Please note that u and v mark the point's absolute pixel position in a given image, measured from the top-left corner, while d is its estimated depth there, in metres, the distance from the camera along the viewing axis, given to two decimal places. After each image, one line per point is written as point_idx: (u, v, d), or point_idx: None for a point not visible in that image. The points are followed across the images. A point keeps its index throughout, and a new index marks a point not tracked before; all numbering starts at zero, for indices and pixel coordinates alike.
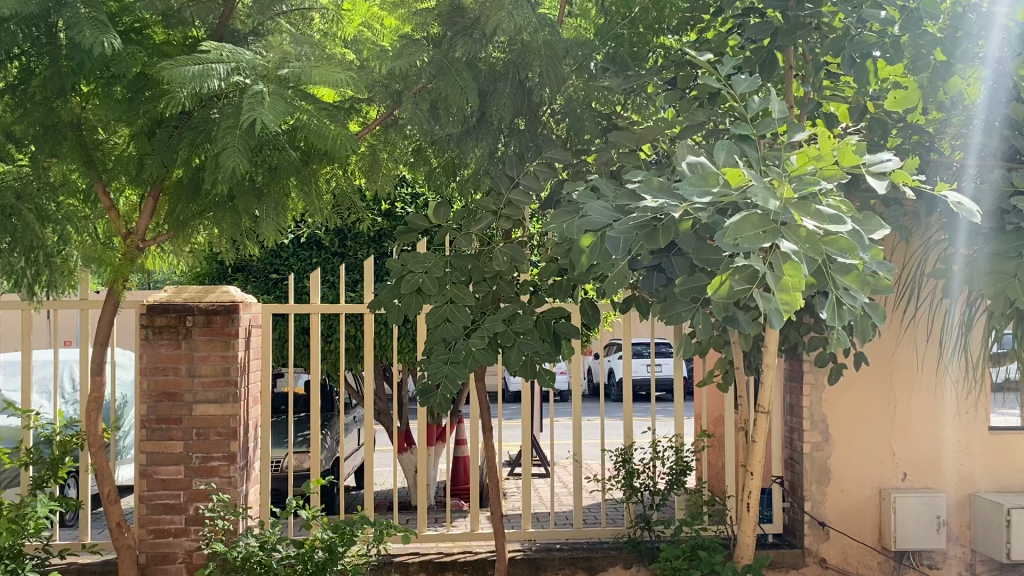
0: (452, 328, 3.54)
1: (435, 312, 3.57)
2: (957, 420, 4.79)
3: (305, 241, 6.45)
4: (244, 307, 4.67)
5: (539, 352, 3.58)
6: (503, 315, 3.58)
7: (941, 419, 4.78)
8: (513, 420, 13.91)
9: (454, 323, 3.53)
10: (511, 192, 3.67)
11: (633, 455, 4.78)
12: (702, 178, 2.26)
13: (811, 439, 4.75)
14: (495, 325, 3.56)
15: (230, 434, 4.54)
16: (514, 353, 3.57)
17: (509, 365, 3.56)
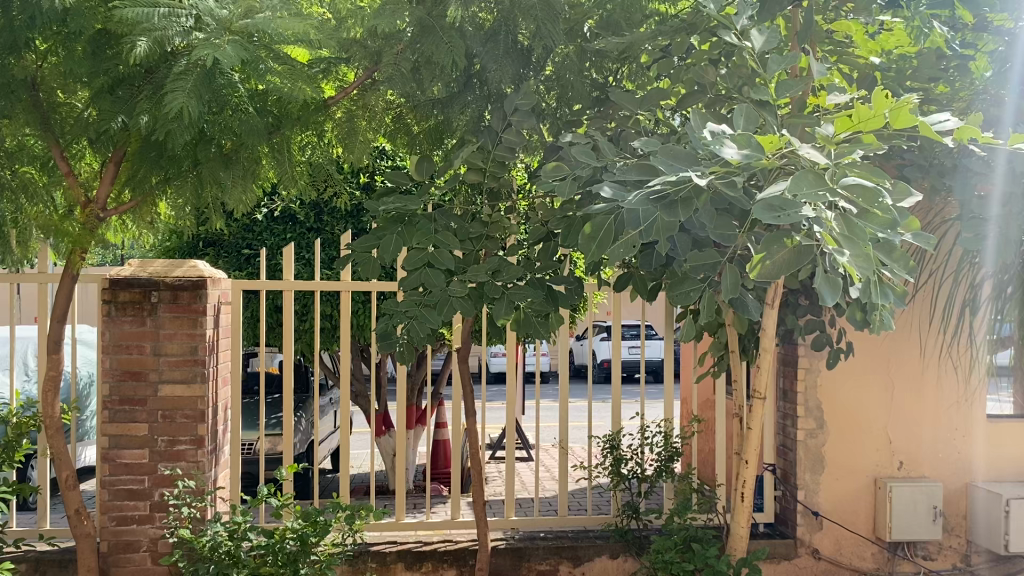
0: (434, 274, 3.24)
1: (416, 255, 3.26)
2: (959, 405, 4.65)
3: (280, 215, 6.22)
4: (214, 283, 4.41)
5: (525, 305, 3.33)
6: (494, 263, 3.29)
7: (941, 405, 4.63)
8: (494, 402, 13.73)
9: (437, 267, 3.25)
10: (499, 148, 3.45)
11: (621, 440, 4.59)
12: (733, 142, 2.07)
13: (806, 426, 4.58)
14: (482, 272, 3.26)
15: (198, 417, 4.29)
16: (502, 305, 3.29)
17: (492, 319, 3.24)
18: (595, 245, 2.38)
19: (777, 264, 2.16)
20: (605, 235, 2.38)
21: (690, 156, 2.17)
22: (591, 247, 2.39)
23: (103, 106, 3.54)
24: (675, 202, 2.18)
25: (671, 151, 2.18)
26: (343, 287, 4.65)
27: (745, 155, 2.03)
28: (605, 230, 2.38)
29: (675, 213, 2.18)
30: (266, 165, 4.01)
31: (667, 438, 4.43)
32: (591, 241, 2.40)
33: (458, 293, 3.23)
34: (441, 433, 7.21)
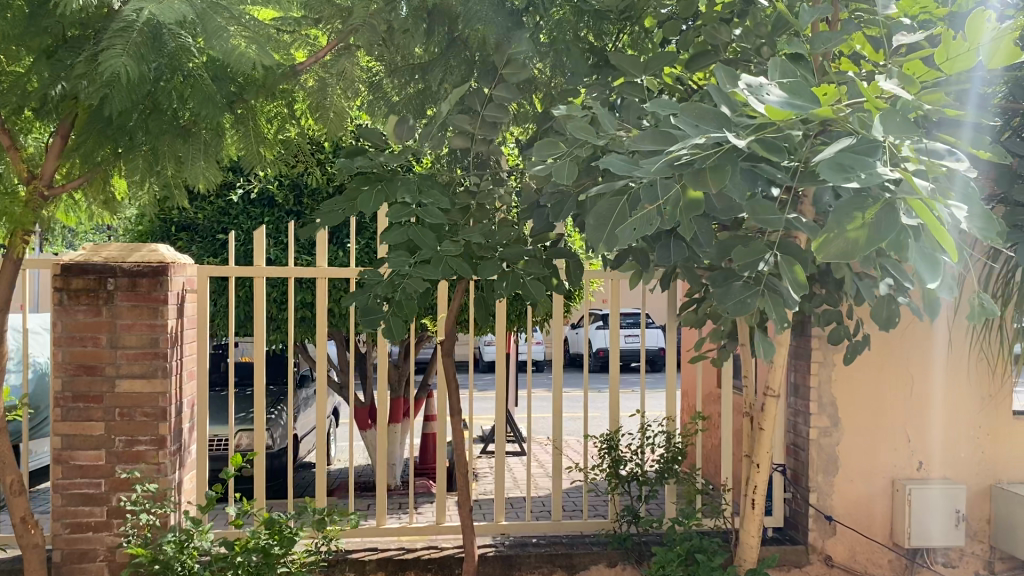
0: (423, 231, 2.87)
1: (401, 210, 2.88)
2: (932, 368, 4.29)
3: (257, 197, 5.87)
4: (177, 269, 4.05)
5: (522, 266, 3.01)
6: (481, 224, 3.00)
7: (914, 367, 4.27)
8: (489, 393, 13.42)
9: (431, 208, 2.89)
10: (488, 110, 3.10)
11: (619, 439, 4.25)
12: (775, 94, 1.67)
13: (818, 424, 4.25)
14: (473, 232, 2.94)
15: (159, 415, 3.94)
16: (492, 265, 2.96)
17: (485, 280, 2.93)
18: (601, 229, 1.82)
19: (849, 241, 1.65)
20: (613, 218, 1.82)
21: (720, 116, 1.76)
22: (594, 231, 1.83)
23: (42, 69, 3.18)
24: (704, 168, 1.67)
25: (696, 110, 1.76)
26: (319, 273, 4.29)
27: (793, 104, 1.64)
28: (612, 212, 1.83)
29: (704, 183, 1.65)
30: (230, 140, 3.65)
31: (669, 438, 4.09)
32: (596, 225, 1.83)
33: (451, 251, 2.85)
34: (429, 427, 6.88)
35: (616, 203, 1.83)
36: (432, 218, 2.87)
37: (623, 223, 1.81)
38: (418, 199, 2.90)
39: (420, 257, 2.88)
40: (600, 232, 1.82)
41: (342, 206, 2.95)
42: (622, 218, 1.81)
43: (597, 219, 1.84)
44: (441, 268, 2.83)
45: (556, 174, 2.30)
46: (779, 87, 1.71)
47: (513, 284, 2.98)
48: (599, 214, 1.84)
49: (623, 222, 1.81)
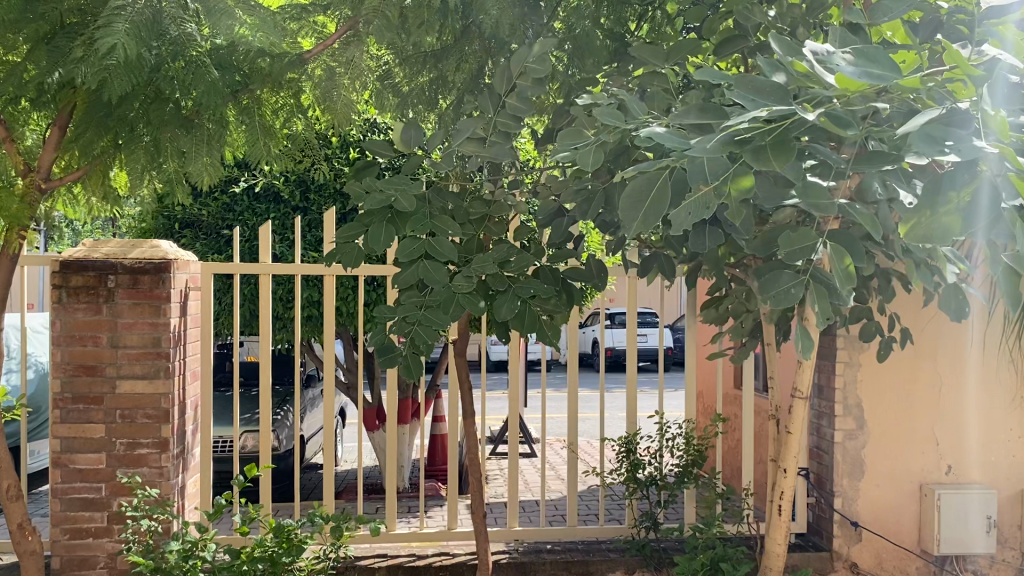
0: (434, 269, 2.56)
1: (411, 245, 2.58)
2: (953, 360, 4.12)
3: (262, 192, 5.74)
4: (180, 266, 3.91)
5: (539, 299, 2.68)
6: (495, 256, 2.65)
7: (932, 358, 4.11)
8: (497, 393, 13.29)
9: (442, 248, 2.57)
10: (499, 114, 2.85)
11: (637, 442, 4.10)
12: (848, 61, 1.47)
13: (844, 427, 4.10)
14: (488, 266, 2.62)
15: (162, 417, 3.81)
16: (507, 302, 2.63)
17: (499, 318, 2.61)
18: (636, 211, 1.62)
19: (943, 226, 1.48)
20: (651, 199, 1.62)
21: (778, 88, 1.56)
22: (630, 214, 1.62)
23: (38, 57, 3.04)
24: (765, 145, 1.53)
25: (752, 81, 1.58)
26: (327, 271, 4.14)
27: (870, 71, 1.43)
28: (650, 191, 1.63)
29: (766, 163, 1.50)
30: (234, 131, 3.51)
31: (690, 442, 3.95)
32: (631, 205, 1.63)
33: (464, 289, 2.56)
34: (438, 428, 6.75)
35: (654, 182, 1.64)
36: (444, 254, 2.56)
37: (664, 203, 1.61)
38: (429, 229, 2.59)
39: (431, 296, 2.60)
40: (637, 213, 1.62)
41: (351, 233, 2.66)
42: (662, 198, 1.61)
43: (631, 199, 1.64)
44: (453, 309, 2.55)
45: (580, 161, 2.12)
46: (851, 52, 1.50)
47: (527, 321, 2.66)
48: (635, 193, 1.64)
49: (665, 202, 1.61)
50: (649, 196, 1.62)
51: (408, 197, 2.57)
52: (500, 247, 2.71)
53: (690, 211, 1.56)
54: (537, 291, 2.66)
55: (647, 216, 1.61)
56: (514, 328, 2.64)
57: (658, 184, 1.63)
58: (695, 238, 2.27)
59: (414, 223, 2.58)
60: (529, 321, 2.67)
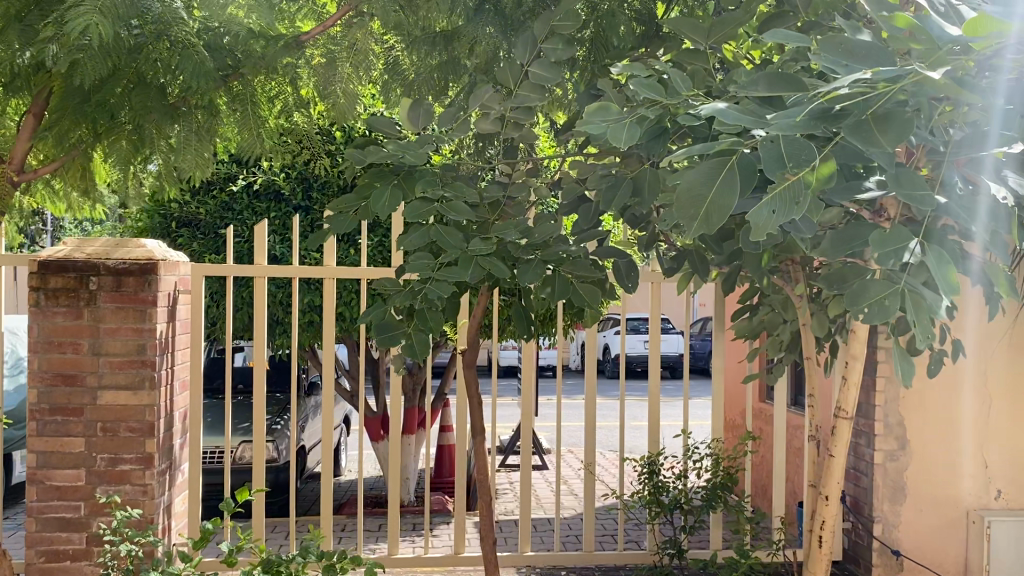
0: (448, 230, 2.24)
1: (421, 206, 2.26)
2: (1005, 376, 3.80)
3: (263, 190, 5.46)
4: (167, 268, 3.62)
5: (568, 264, 2.35)
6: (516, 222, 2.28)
7: (983, 374, 3.80)
8: (506, 399, 12.99)
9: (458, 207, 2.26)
10: (522, 89, 2.59)
11: (660, 462, 3.79)
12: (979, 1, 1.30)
13: (885, 447, 3.78)
14: (509, 230, 2.26)
15: (147, 431, 3.52)
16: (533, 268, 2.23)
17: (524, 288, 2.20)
18: (694, 207, 1.34)
19: None
20: (713, 192, 1.35)
21: (871, 51, 1.39)
22: (687, 210, 1.34)
23: (7, 36, 2.70)
24: (865, 118, 1.33)
25: (843, 44, 1.40)
26: (326, 273, 3.83)
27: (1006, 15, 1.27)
28: (710, 183, 1.36)
29: (871, 143, 1.29)
30: (225, 118, 3.22)
31: (718, 463, 3.63)
32: (687, 200, 1.35)
33: (483, 250, 2.16)
34: (446, 438, 6.45)
35: (715, 173, 1.37)
36: (460, 214, 2.24)
37: (729, 197, 1.33)
38: (441, 193, 2.28)
39: (445, 257, 2.22)
40: (695, 209, 1.34)
41: (348, 210, 2.38)
42: (725, 192, 1.34)
43: (687, 192, 1.36)
44: (473, 268, 2.15)
45: (613, 137, 1.83)
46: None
47: (557, 286, 2.34)
48: (691, 185, 1.36)
49: (729, 196, 1.33)
50: (712, 185, 1.35)
51: (415, 157, 2.26)
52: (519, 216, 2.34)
53: (771, 207, 1.30)
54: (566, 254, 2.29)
55: (710, 211, 1.34)
56: (545, 296, 2.32)
57: (719, 177, 1.35)
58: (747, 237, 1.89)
59: (423, 185, 2.27)
60: (560, 288, 2.35)
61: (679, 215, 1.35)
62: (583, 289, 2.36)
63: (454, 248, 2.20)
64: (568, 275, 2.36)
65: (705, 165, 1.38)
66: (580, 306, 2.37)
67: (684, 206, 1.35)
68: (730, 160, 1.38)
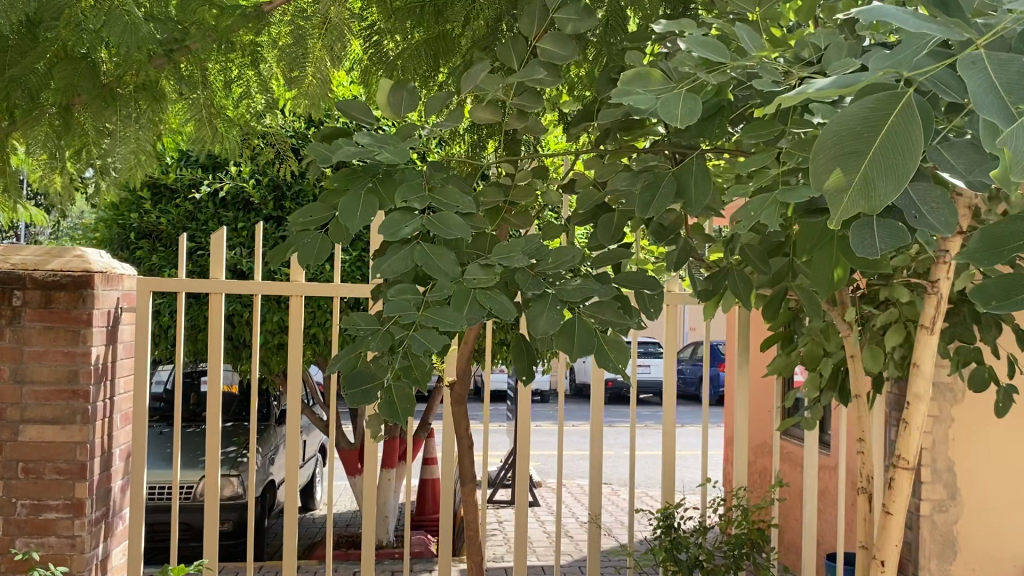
0: (437, 251, 1.64)
1: (400, 220, 1.68)
2: None
3: (231, 198, 4.97)
4: (109, 281, 3.11)
5: (591, 305, 1.74)
6: (525, 241, 1.74)
7: None
8: (491, 426, 12.50)
9: (452, 221, 1.68)
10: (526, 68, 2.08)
11: (677, 512, 3.29)
12: None
13: (933, 497, 3.29)
14: (517, 254, 1.71)
15: (77, 473, 2.99)
16: (547, 313, 1.65)
17: (535, 335, 1.64)
18: (847, 167, 0.91)
19: None
20: (877, 143, 0.92)
21: None
22: (829, 168, 0.92)
23: None
24: None
25: None
26: (292, 291, 3.32)
27: None
28: (873, 130, 0.92)
29: None
30: (174, 107, 2.72)
31: (744, 518, 3.13)
32: (835, 157, 0.92)
33: (483, 281, 1.65)
34: (429, 472, 5.94)
35: (880, 113, 0.93)
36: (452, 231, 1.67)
37: (905, 154, 0.90)
38: (429, 201, 1.72)
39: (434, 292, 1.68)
40: (850, 173, 0.91)
41: (312, 220, 1.84)
42: (899, 145, 0.91)
43: (835, 139, 0.93)
44: (471, 306, 1.64)
45: (666, 113, 1.39)
46: None
47: (576, 337, 1.70)
48: (844, 132, 0.92)
49: (906, 152, 0.90)
50: (874, 133, 0.92)
51: (397, 152, 1.70)
52: (526, 237, 1.80)
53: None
54: (589, 291, 1.70)
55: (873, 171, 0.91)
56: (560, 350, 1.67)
57: (888, 123, 0.92)
58: (857, 231, 1.29)
59: (405, 190, 1.70)
60: (582, 339, 1.70)
61: (820, 181, 0.93)
62: (607, 340, 1.71)
63: (446, 274, 1.62)
64: (590, 321, 1.72)
65: (863, 101, 0.93)
66: (607, 365, 1.69)
67: (828, 171, 0.92)
68: (906, 95, 0.94)
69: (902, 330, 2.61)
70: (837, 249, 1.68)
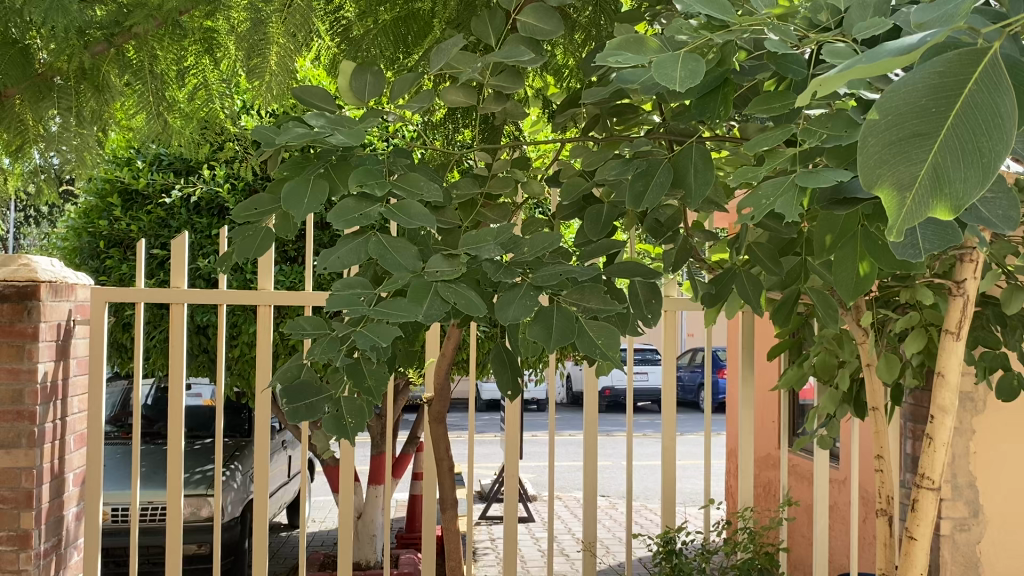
0: (397, 245, 1.39)
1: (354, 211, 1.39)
2: None
3: (205, 204, 4.73)
4: (58, 292, 2.86)
5: (573, 293, 1.42)
6: (498, 227, 1.46)
7: None
8: (486, 436, 12.27)
9: (416, 209, 1.41)
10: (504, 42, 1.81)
11: (679, 533, 3.04)
12: None
13: (953, 515, 3.05)
14: (488, 243, 1.44)
15: (22, 502, 2.73)
16: (519, 305, 1.36)
17: (506, 320, 1.35)
18: (906, 159, 0.58)
19: None
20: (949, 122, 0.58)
21: None
22: (882, 166, 0.59)
23: None
24: None
25: None
26: (260, 300, 3.07)
27: None
28: (944, 102, 0.58)
29: None
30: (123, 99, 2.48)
31: (751, 541, 2.89)
32: (888, 148, 0.59)
33: (447, 272, 1.36)
34: (419, 488, 5.70)
35: (952, 75, 0.59)
36: (416, 222, 1.40)
37: (993, 136, 0.57)
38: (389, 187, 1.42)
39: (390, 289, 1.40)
40: (910, 168, 0.58)
41: (258, 212, 1.59)
42: (982, 125, 0.58)
43: (889, 121, 0.59)
44: (432, 300, 1.33)
45: (663, 78, 1.14)
46: None
47: (555, 325, 1.37)
48: (902, 109, 0.59)
49: (996, 134, 0.57)
50: (944, 106, 0.58)
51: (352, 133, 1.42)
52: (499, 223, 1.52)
53: None
54: (567, 272, 1.42)
55: (946, 167, 0.58)
56: (538, 341, 1.35)
57: (964, 90, 0.58)
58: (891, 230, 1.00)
59: (360, 175, 1.41)
60: (561, 324, 1.37)
61: (867, 182, 0.59)
62: (594, 327, 1.38)
63: (403, 268, 1.35)
64: (571, 309, 1.40)
65: (926, 62, 0.59)
66: (596, 355, 1.36)
67: (880, 168, 0.59)
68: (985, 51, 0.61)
69: (925, 336, 2.38)
70: (860, 245, 1.44)
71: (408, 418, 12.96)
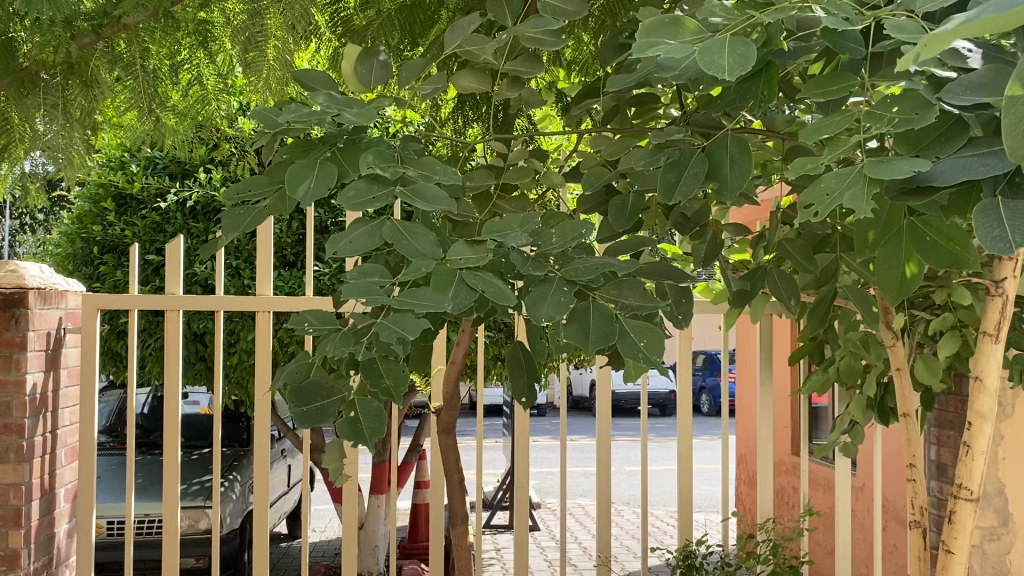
0: (413, 229, 1.26)
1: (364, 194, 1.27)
2: None
3: (202, 208, 4.61)
4: (47, 299, 2.73)
5: (609, 288, 1.31)
6: (522, 217, 1.36)
7: None
8: (487, 442, 12.15)
9: (433, 193, 1.29)
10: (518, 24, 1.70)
11: (697, 545, 2.92)
12: None
13: (983, 525, 2.93)
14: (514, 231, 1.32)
15: (10, 520, 2.60)
16: (550, 299, 1.23)
17: (541, 317, 1.20)
18: None
19: None
20: None
21: None
22: None
23: None
24: None
25: None
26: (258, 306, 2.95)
27: None
28: None
29: None
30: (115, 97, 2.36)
31: (774, 553, 2.77)
32: None
33: (472, 258, 1.25)
34: (423, 497, 5.57)
35: None
36: (433, 206, 1.29)
37: None
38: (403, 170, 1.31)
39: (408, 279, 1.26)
40: None
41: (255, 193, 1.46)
42: None
43: None
44: (458, 289, 1.20)
45: (708, 66, 1.04)
46: None
47: (594, 325, 1.24)
48: None
49: None
50: None
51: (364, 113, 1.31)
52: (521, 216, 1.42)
53: None
54: (604, 267, 1.30)
55: None
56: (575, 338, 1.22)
57: None
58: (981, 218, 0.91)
59: (372, 157, 1.29)
60: (599, 325, 1.24)
61: None
62: (634, 328, 1.26)
63: (423, 254, 1.22)
64: (609, 305, 1.28)
65: None
66: (634, 356, 1.22)
67: None
68: None
69: (959, 338, 2.27)
70: (905, 241, 1.23)
71: (408, 424, 12.81)
